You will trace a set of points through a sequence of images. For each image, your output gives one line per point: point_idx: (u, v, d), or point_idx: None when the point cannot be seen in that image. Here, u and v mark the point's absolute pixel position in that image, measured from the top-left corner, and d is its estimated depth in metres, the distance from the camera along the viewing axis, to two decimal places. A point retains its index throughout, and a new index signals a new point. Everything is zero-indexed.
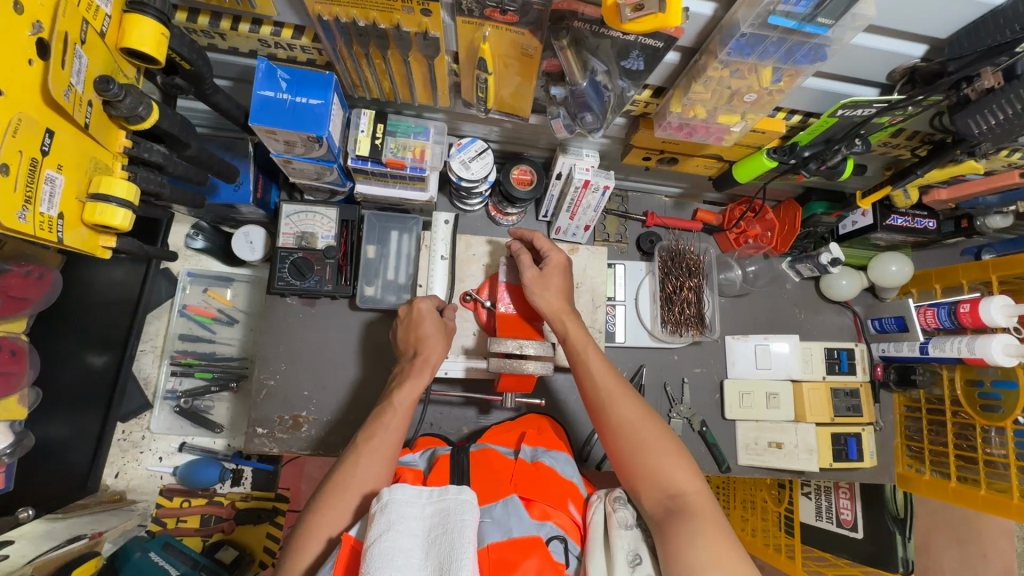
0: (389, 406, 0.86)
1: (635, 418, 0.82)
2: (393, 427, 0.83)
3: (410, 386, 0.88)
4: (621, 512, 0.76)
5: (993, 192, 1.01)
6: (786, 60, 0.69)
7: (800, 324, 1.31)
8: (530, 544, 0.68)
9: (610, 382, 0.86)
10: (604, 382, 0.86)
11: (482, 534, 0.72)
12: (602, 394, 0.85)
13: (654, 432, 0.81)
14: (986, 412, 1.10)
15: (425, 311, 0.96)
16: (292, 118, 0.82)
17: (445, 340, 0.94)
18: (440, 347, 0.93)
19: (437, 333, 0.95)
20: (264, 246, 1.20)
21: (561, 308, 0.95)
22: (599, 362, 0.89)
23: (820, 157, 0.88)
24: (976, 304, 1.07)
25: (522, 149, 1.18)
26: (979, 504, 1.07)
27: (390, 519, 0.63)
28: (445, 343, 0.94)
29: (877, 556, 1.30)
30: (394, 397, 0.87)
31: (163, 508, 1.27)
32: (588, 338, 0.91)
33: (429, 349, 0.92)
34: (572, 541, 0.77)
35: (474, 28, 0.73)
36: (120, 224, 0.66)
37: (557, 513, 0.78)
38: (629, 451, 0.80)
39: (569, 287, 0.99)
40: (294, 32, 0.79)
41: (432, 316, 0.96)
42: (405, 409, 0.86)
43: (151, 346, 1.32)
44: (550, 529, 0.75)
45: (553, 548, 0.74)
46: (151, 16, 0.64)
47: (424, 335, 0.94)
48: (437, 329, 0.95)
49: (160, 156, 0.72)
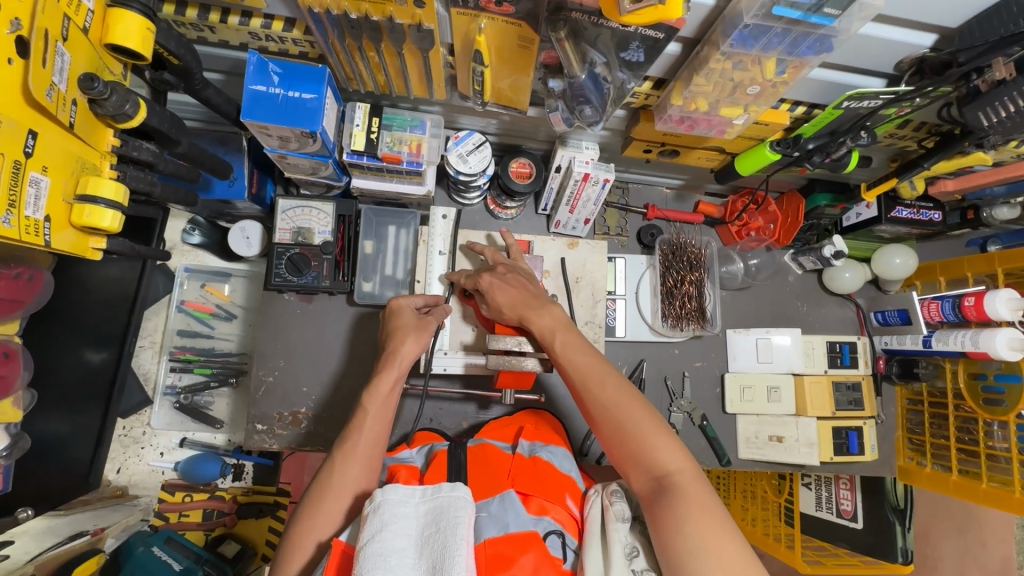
0: (361, 408, 0.84)
1: (615, 403, 0.79)
2: (367, 427, 0.82)
3: (380, 384, 0.85)
4: (618, 506, 0.76)
5: (1000, 183, 0.99)
6: (791, 52, 0.67)
7: (802, 318, 1.30)
8: (527, 539, 0.68)
9: (589, 366, 0.83)
10: (580, 370, 0.83)
11: (479, 529, 0.72)
12: (579, 383, 0.83)
13: (636, 413, 0.78)
14: (989, 405, 1.08)
15: (407, 306, 0.97)
16: (285, 114, 0.81)
17: (417, 333, 0.91)
18: (411, 340, 0.90)
19: (412, 326, 0.93)
20: (261, 241, 1.19)
21: (527, 304, 0.91)
22: (578, 345, 0.86)
23: (825, 149, 0.86)
24: (981, 298, 1.07)
25: (520, 141, 1.16)
26: (979, 498, 1.08)
27: (382, 520, 0.62)
28: (418, 336, 0.91)
29: (876, 546, 1.30)
30: (364, 398, 0.84)
31: (165, 503, 1.28)
32: (559, 324, 0.88)
33: (398, 342, 0.90)
34: (569, 535, 0.76)
35: (470, 19, 0.71)
36: (108, 226, 0.65)
37: (554, 507, 0.78)
38: (613, 437, 0.78)
39: (530, 283, 0.96)
40: (285, 25, 0.77)
41: (412, 313, 0.95)
42: (377, 406, 0.84)
43: (150, 342, 1.31)
44: (547, 524, 0.75)
45: (551, 542, 0.73)
46: (136, 10, 0.62)
47: (403, 324, 0.93)
48: (412, 321, 0.93)
49: (150, 154, 0.71)
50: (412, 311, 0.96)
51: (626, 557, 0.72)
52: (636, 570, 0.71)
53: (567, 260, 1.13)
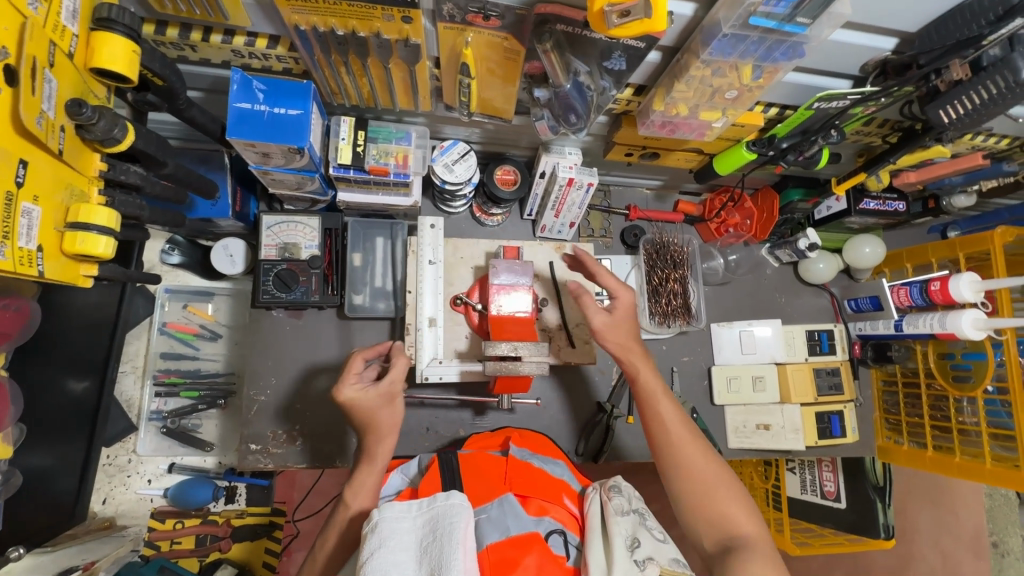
0: (343, 504, 0.82)
1: (697, 457, 0.83)
2: (349, 530, 0.80)
3: (361, 484, 0.82)
4: (616, 499, 0.79)
5: (958, 174, 1.06)
6: (766, 58, 0.70)
7: (781, 308, 1.35)
8: (529, 541, 0.69)
9: (676, 418, 0.87)
10: (664, 418, 0.87)
11: (481, 535, 0.73)
12: (664, 430, 0.86)
13: (716, 470, 0.82)
14: (958, 382, 1.15)
15: (358, 393, 0.82)
16: (272, 131, 0.80)
17: (391, 408, 0.84)
18: (388, 418, 0.84)
19: (382, 406, 0.83)
20: (245, 258, 1.18)
21: (628, 346, 0.91)
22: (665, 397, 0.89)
23: (798, 148, 0.90)
24: (946, 283, 1.12)
25: (504, 149, 1.17)
26: (954, 471, 1.14)
27: (381, 536, 0.65)
28: (393, 411, 0.85)
29: (859, 524, 1.36)
30: (345, 495, 0.82)
31: (155, 532, 1.24)
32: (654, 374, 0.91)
33: (379, 433, 0.84)
34: (571, 532, 0.79)
35: (457, 34, 0.72)
36: (102, 252, 0.64)
37: (554, 507, 0.80)
38: (689, 488, 0.82)
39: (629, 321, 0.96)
40: (269, 42, 0.77)
41: (371, 389, 0.83)
42: (361, 506, 0.81)
43: (131, 367, 1.27)
44: (548, 524, 0.77)
45: (553, 541, 0.76)
46: (120, 33, 0.61)
47: (372, 408, 0.83)
48: (377, 403, 0.83)
49: (138, 177, 0.69)
50: (368, 389, 0.83)
51: (628, 548, 0.73)
52: (638, 560, 0.71)
53: (555, 263, 1.15)
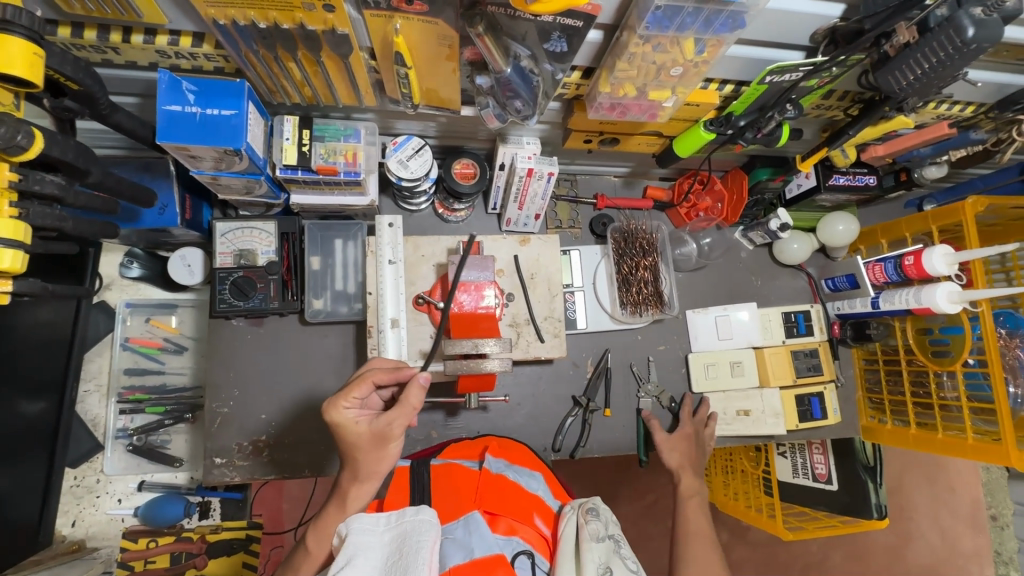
0: (304, 543, 0.78)
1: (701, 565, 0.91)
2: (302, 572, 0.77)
3: (325, 522, 0.77)
4: (592, 525, 0.76)
5: (925, 145, 1.03)
6: (705, 30, 0.68)
7: (757, 292, 1.33)
8: (493, 563, 0.66)
9: (700, 528, 0.97)
10: (691, 523, 0.97)
11: (444, 556, 0.70)
12: (683, 532, 0.97)
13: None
14: (938, 357, 1.11)
15: (348, 421, 0.75)
16: (205, 132, 0.77)
17: (380, 450, 0.76)
18: (375, 458, 0.76)
19: (371, 446, 0.76)
20: (204, 267, 1.14)
21: (681, 464, 1.09)
22: (698, 515, 1.00)
23: (755, 125, 0.88)
24: (919, 256, 1.09)
25: (462, 142, 1.14)
26: (939, 448, 1.09)
27: (348, 554, 0.64)
28: (381, 452, 0.76)
29: (852, 505, 1.31)
30: (309, 535, 0.78)
31: (128, 552, 1.19)
32: (697, 495, 1.04)
33: (360, 472, 0.76)
34: (540, 555, 0.76)
35: (385, 21, 0.69)
36: (9, 267, 0.62)
37: (523, 527, 0.77)
38: None
39: (698, 455, 1.13)
40: (193, 40, 0.74)
41: (364, 423, 0.76)
42: (322, 550, 0.77)
43: (95, 386, 1.25)
44: (516, 545, 0.73)
45: (520, 563, 0.72)
46: (19, 35, 0.58)
47: (357, 444, 0.75)
48: (364, 442, 0.75)
49: (55, 187, 0.66)
50: (361, 420, 0.75)
51: None
52: None
53: (520, 257, 1.12)
